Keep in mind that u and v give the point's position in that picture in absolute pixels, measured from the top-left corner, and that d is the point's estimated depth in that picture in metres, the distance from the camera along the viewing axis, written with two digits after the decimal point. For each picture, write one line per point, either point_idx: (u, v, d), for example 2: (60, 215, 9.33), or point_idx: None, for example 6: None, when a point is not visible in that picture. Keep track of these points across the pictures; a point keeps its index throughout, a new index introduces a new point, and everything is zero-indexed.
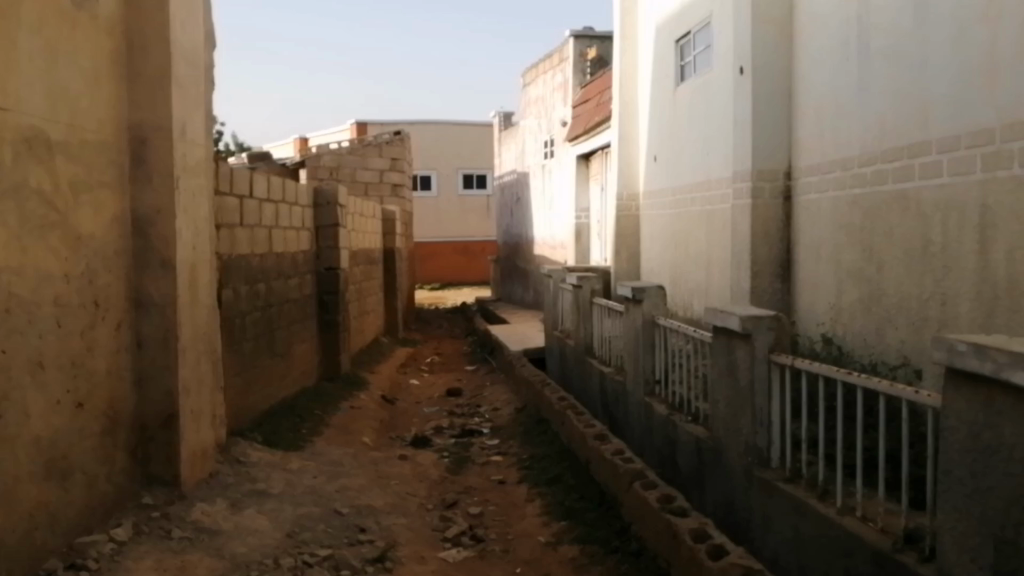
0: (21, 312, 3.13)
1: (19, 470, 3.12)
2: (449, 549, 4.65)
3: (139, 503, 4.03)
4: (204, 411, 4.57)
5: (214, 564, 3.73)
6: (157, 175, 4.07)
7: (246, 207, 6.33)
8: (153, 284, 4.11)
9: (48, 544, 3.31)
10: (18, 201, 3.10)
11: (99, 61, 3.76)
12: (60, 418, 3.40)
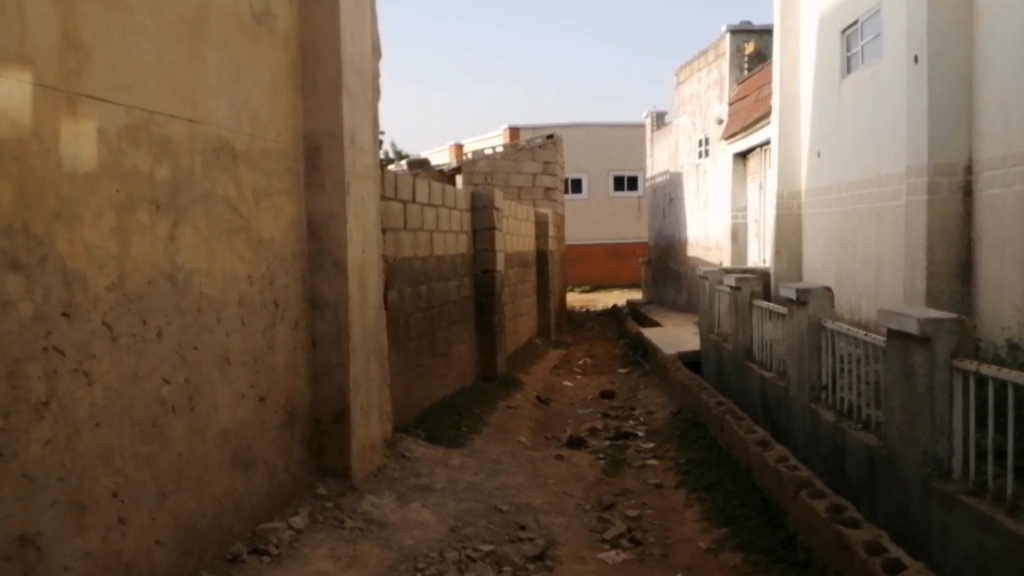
0: (212, 310, 3.36)
1: (210, 458, 3.35)
2: (607, 550, 4.58)
3: (314, 493, 4.26)
4: (373, 406, 4.77)
5: (384, 553, 3.87)
6: (330, 182, 4.28)
7: (409, 212, 6.56)
8: (327, 285, 4.33)
9: (234, 529, 3.55)
10: (208, 207, 3.31)
11: (278, 75, 4.00)
12: (245, 411, 3.65)
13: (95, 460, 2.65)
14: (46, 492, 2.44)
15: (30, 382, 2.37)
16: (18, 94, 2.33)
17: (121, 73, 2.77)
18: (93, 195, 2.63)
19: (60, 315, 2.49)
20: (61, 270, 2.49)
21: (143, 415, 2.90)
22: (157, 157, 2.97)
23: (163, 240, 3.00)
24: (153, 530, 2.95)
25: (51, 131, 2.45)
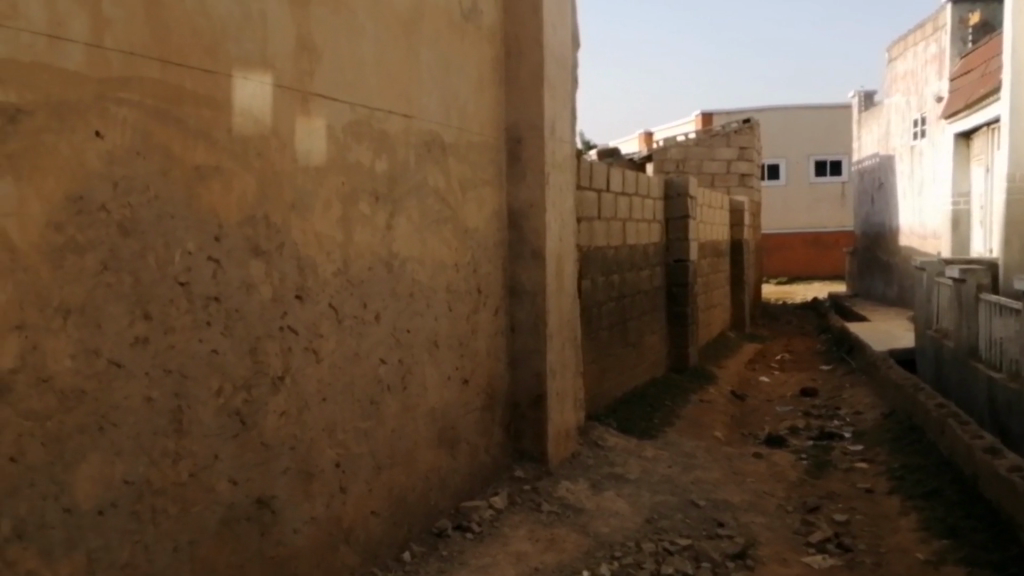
0: (423, 296, 3.53)
1: (419, 436, 3.52)
2: (813, 555, 4.35)
3: (512, 475, 4.38)
4: (568, 393, 4.83)
5: (581, 539, 3.91)
6: (531, 172, 4.37)
7: (604, 200, 6.56)
8: (526, 273, 4.42)
9: (440, 505, 3.71)
10: (420, 198, 3.47)
11: (484, 68, 4.12)
12: (451, 392, 3.80)
13: (321, 432, 2.86)
14: (280, 460, 2.66)
15: (269, 358, 2.60)
16: (262, 96, 2.55)
17: (347, 73, 2.97)
18: (322, 186, 2.83)
19: (293, 297, 2.70)
20: (295, 256, 2.71)
21: (362, 392, 3.10)
22: (377, 150, 3.15)
23: (381, 228, 3.19)
24: (368, 500, 3.14)
25: (287, 127, 2.66)
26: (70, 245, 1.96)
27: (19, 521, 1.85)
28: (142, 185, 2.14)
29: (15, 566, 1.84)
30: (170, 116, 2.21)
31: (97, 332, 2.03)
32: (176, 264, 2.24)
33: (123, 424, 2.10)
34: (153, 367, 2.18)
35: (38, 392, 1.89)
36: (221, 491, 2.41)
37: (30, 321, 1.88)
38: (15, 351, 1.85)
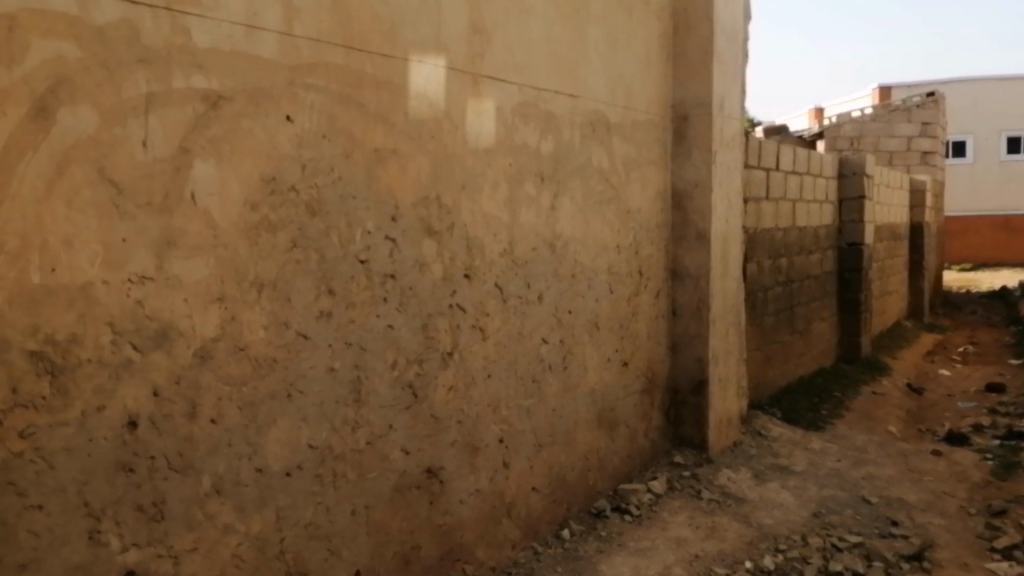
0: (584, 277, 3.53)
1: (580, 416, 3.54)
2: (998, 561, 3.95)
3: (671, 461, 4.32)
4: (731, 379, 4.70)
5: (743, 530, 3.80)
6: (697, 151, 4.26)
7: (772, 179, 6.30)
8: (689, 256, 4.33)
9: (598, 486, 3.72)
10: (584, 178, 3.47)
11: (651, 45, 4.04)
12: (610, 374, 3.79)
13: (486, 408, 2.93)
14: (448, 432, 2.75)
15: (439, 333, 2.69)
16: (437, 79, 2.63)
17: (516, 54, 3.00)
18: (491, 167, 2.89)
19: (462, 276, 2.78)
20: (464, 236, 2.78)
21: (525, 370, 3.15)
22: (544, 130, 3.18)
23: (546, 209, 3.22)
24: (530, 477, 3.20)
25: (459, 109, 2.72)
26: (264, 224, 2.10)
27: (218, 477, 2.02)
28: (326, 167, 2.26)
29: (214, 518, 2.01)
30: (352, 101, 2.32)
31: (286, 306, 2.17)
32: (356, 243, 2.36)
33: (308, 392, 2.23)
34: (335, 340, 2.31)
35: (236, 359, 2.05)
36: (394, 459, 2.52)
37: (230, 294, 2.03)
38: (217, 321, 2.00)
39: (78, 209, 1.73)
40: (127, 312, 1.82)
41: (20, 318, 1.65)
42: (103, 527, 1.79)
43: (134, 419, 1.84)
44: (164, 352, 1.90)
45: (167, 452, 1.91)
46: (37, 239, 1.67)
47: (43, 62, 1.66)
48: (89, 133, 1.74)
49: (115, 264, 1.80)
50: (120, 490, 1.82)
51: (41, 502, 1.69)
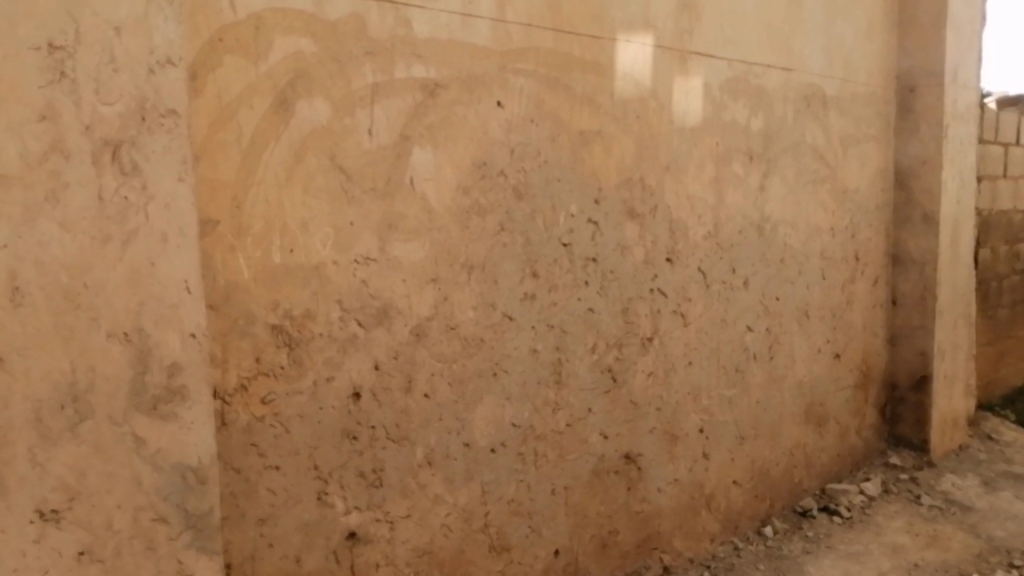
0: (795, 262, 3.36)
1: (787, 408, 3.38)
2: None
3: (886, 461, 4.05)
4: (958, 376, 4.32)
5: (970, 541, 3.41)
6: (925, 126, 3.92)
7: (1013, 155, 5.68)
8: (913, 241, 4.01)
9: (805, 484, 3.55)
10: (796, 156, 3.29)
11: (874, 12, 3.76)
12: (821, 365, 3.59)
13: (687, 395, 2.85)
14: (648, 419, 2.70)
15: (639, 318, 2.65)
16: (644, 58, 2.58)
17: (727, 29, 2.89)
18: (697, 147, 2.81)
19: (664, 260, 2.72)
20: (667, 219, 2.72)
21: (729, 358, 3.04)
22: (754, 107, 3.05)
23: (754, 189, 3.08)
24: (731, 470, 3.09)
25: (666, 89, 2.67)
26: (475, 207, 2.17)
27: (429, 449, 2.11)
28: (534, 151, 2.29)
29: (426, 489, 2.11)
30: (560, 84, 2.34)
31: (494, 287, 2.23)
32: (560, 226, 2.38)
33: (513, 371, 2.29)
34: (538, 322, 2.34)
35: (448, 338, 2.13)
36: (593, 443, 2.52)
37: (443, 275, 2.11)
38: (430, 301, 2.09)
39: (313, 194, 1.87)
40: (353, 291, 1.94)
41: (264, 294, 1.81)
42: (330, 490, 1.93)
43: (358, 391, 1.97)
44: (385, 329, 2.01)
45: (386, 423, 2.03)
46: (279, 222, 1.82)
47: (285, 57, 1.80)
48: (322, 123, 1.87)
49: (344, 246, 1.92)
50: (345, 457, 1.95)
51: (278, 463, 1.85)
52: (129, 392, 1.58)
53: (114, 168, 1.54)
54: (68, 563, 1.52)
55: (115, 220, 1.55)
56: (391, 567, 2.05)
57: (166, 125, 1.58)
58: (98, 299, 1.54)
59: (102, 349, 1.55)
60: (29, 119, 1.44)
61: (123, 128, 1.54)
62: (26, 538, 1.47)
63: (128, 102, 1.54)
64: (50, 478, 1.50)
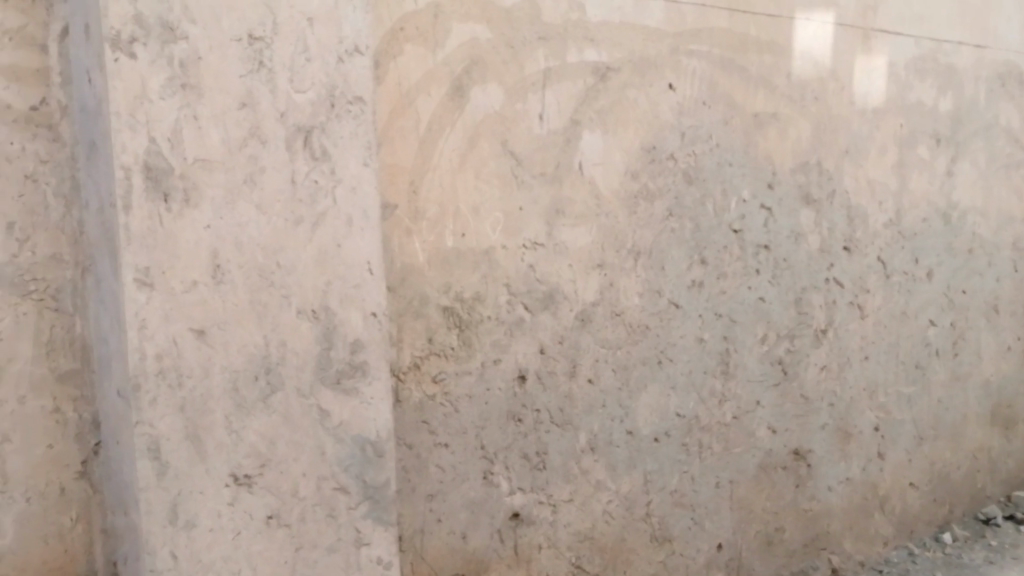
0: (985, 253, 3.09)
1: (970, 410, 3.13)
2: None
3: None
4: None
5: None
6: None
7: None
8: None
9: (988, 490, 3.28)
10: (988, 139, 3.03)
11: None
12: (1011, 364, 3.29)
13: (862, 391, 2.69)
14: (821, 415, 2.57)
15: (813, 309, 2.52)
16: (824, 36, 2.45)
17: (914, 3, 2.69)
18: (879, 130, 2.64)
19: (841, 248, 2.58)
20: (845, 205, 2.58)
21: (908, 354, 2.84)
22: (942, 86, 2.83)
23: (940, 174, 2.86)
24: (907, 471, 2.90)
25: (847, 69, 2.52)
26: (643, 192, 2.14)
27: (593, 435, 2.11)
28: (705, 134, 2.23)
29: (588, 475, 2.11)
30: (734, 65, 2.26)
31: (661, 274, 2.19)
32: (731, 212, 2.31)
33: (678, 360, 2.24)
34: (706, 310, 2.28)
35: (613, 324, 2.12)
36: (761, 437, 2.43)
37: (609, 261, 2.10)
38: (597, 286, 2.09)
39: (484, 179, 1.92)
40: (520, 275, 1.98)
41: (437, 277, 1.89)
42: (495, 470, 1.98)
43: (523, 373, 2.00)
44: (550, 314, 2.03)
45: (551, 407, 2.05)
46: (452, 207, 1.89)
47: (461, 44, 1.86)
48: (495, 109, 1.91)
49: (513, 230, 1.96)
50: (510, 438, 2.00)
51: (447, 441, 1.92)
52: (315, 366, 1.71)
53: (305, 153, 1.66)
54: (259, 525, 1.68)
55: (306, 203, 1.67)
56: (554, 550, 2.07)
57: (353, 112, 1.70)
58: (289, 278, 1.67)
59: (292, 325, 1.68)
60: (232, 106, 1.60)
61: (314, 114, 1.66)
62: (223, 500, 1.65)
63: (318, 90, 1.66)
64: (245, 445, 1.66)
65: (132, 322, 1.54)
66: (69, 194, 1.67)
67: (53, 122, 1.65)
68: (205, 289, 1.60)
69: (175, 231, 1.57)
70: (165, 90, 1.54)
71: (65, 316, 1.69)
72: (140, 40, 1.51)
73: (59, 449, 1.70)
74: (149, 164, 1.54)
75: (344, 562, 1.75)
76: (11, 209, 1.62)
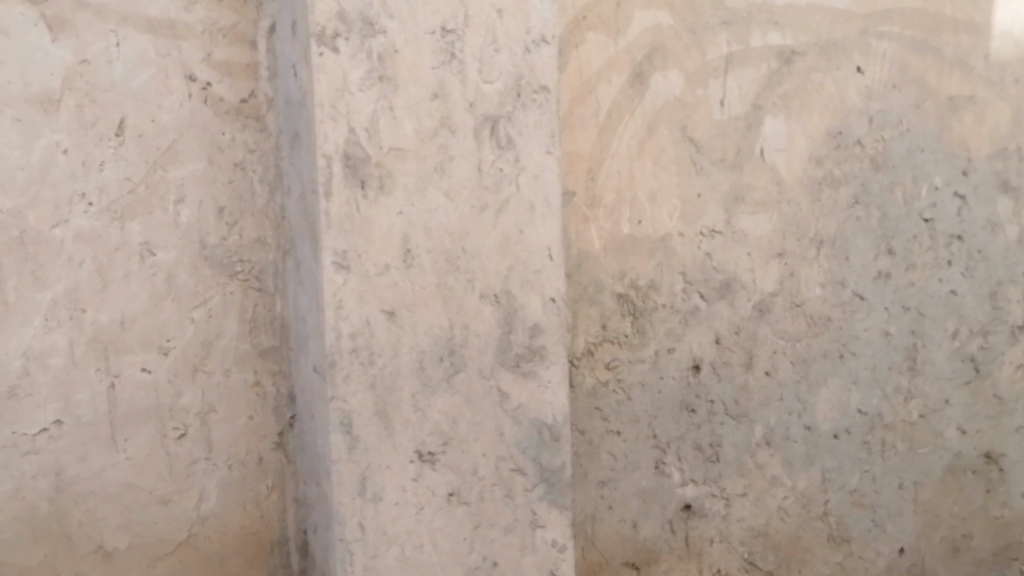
0: None
1: None
2: None
3: None
4: None
5: None
6: None
7: None
8: None
9: None
10: None
11: None
12: None
13: None
14: (1017, 416, 2.32)
15: (1010, 305, 2.28)
16: None
17: None
18: None
19: None
20: None
21: None
22: None
23: None
24: None
25: None
26: (828, 179, 2.08)
27: (769, 429, 2.07)
28: (895, 119, 2.13)
29: (763, 469, 2.07)
30: (927, 46, 2.15)
31: (845, 264, 2.11)
32: (922, 200, 2.17)
33: (862, 355, 2.14)
34: (892, 304, 2.17)
35: (793, 315, 2.07)
36: (949, 438, 2.25)
37: (790, 250, 2.05)
38: (776, 276, 2.05)
39: (663, 166, 1.95)
40: (698, 263, 1.98)
41: (613, 264, 1.92)
42: (667, 460, 1.99)
43: (698, 363, 2.00)
44: (727, 303, 2.01)
45: (725, 399, 2.03)
46: (629, 194, 1.92)
47: (642, 31, 1.91)
48: (676, 95, 1.94)
49: (691, 217, 1.97)
50: (683, 429, 2.00)
51: (619, 429, 1.94)
52: (496, 349, 1.75)
53: (492, 142, 1.72)
54: (441, 502, 1.73)
55: (491, 190, 1.72)
56: (725, 544, 2.05)
57: (538, 101, 1.75)
58: (473, 263, 1.72)
59: (476, 308, 1.73)
60: (425, 98, 1.67)
61: (501, 104, 1.72)
62: (408, 475, 1.71)
63: (506, 80, 1.72)
64: (429, 424, 1.72)
65: (330, 302, 1.63)
66: (272, 181, 1.81)
67: (260, 113, 1.79)
68: (396, 272, 1.67)
69: (370, 217, 1.65)
70: (364, 82, 1.63)
71: (266, 296, 1.81)
72: (343, 35, 1.61)
73: (258, 420, 1.82)
74: (349, 153, 1.63)
75: (519, 543, 1.79)
76: (222, 195, 1.77)
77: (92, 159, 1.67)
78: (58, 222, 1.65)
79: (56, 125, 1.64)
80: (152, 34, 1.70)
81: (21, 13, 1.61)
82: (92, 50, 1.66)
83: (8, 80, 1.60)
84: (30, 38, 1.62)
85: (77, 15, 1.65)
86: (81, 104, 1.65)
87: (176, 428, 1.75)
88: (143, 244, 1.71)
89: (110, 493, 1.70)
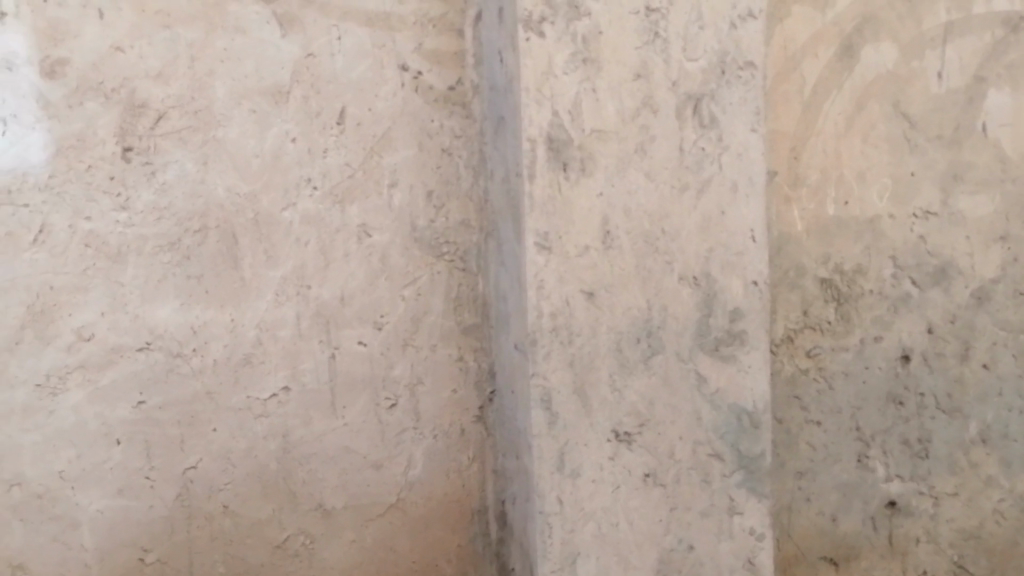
0: None
1: None
2: None
3: None
4: None
5: None
6: None
7: None
8: None
9: None
10: None
11: None
12: None
13: None
14: None
15: None
16: None
17: None
18: None
19: None
20: None
21: None
22: None
23: None
24: None
25: None
26: None
27: (985, 425, 1.98)
28: None
29: (978, 468, 1.99)
30: None
31: None
32: None
33: None
34: None
35: (1015, 304, 1.98)
36: None
37: (1015, 233, 1.97)
38: (998, 261, 1.97)
39: (873, 143, 1.92)
40: (909, 246, 1.94)
41: (816, 247, 1.91)
42: (871, 453, 1.96)
43: (908, 352, 1.95)
44: (942, 289, 1.95)
45: (937, 392, 1.97)
46: (835, 173, 1.91)
47: (853, 3, 1.88)
48: (889, 68, 1.91)
49: (902, 198, 1.93)
50: (889, 421, 1.96)
51: (820, 419, 1.93)
52: (695, 332, 1.74)
53: (695, 121, 1.71)
54: (637, 482, 1.75)
55: (693, 170, 1.71)
56: (933, 545, 1.99)
57: (743, 77, 1.72)
58: (673, 245, 1.72)
59: (675, 290, 1.72)
60: (629, 78, 1.67)
61: (705, 82, 1.70)
62: (605, 454, 1.73)
63: (710, 58, 1.70)
64: (626, 404, 1.73)
65: (532, 282, 1.66)
66: (476, 165, 1.90)
67: (467, 100, 1.89)
68: (595, 253, 1.69)
69: (572, 198, 1.66)
70: (569, 65, 1.64)
71: (470, 276, 1.92)
72: (549, 20, 1.62)
73: (461, 394, 1.93)
74: (552, 136, 1.65)
75: (716, 528, 1.79)
76: (430, 178, 1.87)
77: (317, 147, 1.80)
78: (288, 205, 1.79)
79: (286, 115, 1.78)
80: (369, 26, 1.81)
81: (255, 12, 1.75)
82: (317, 45, 1.78)
83: (245, 74, 1.75)
84: (264, 35, 1.75)
85: (304, 11, 1.77)
86: (308, 96, 1.78)
87: (388, 398, 1.87)
88: (360, 226, 1.83)
89: (330, 455, 1.84)
